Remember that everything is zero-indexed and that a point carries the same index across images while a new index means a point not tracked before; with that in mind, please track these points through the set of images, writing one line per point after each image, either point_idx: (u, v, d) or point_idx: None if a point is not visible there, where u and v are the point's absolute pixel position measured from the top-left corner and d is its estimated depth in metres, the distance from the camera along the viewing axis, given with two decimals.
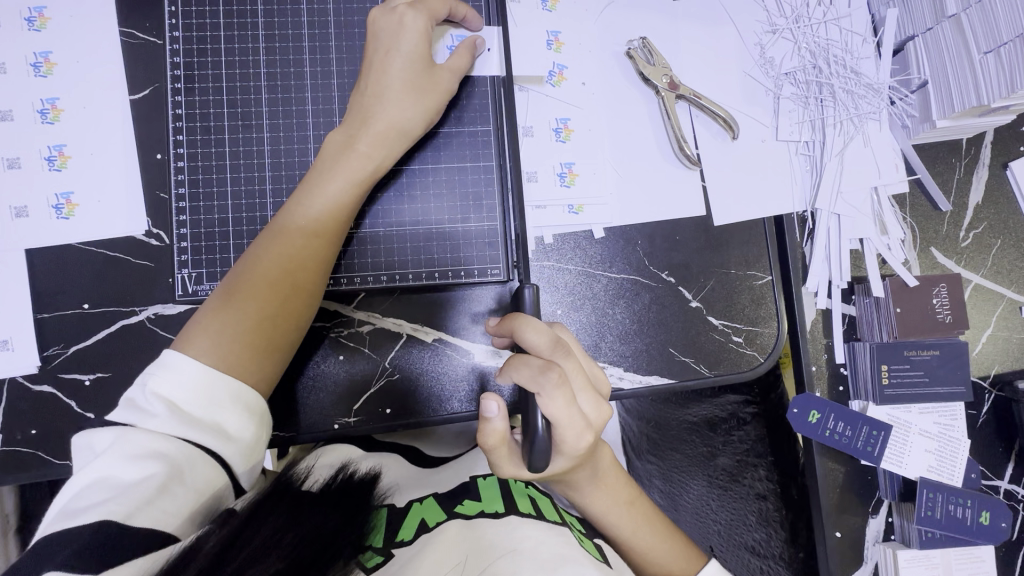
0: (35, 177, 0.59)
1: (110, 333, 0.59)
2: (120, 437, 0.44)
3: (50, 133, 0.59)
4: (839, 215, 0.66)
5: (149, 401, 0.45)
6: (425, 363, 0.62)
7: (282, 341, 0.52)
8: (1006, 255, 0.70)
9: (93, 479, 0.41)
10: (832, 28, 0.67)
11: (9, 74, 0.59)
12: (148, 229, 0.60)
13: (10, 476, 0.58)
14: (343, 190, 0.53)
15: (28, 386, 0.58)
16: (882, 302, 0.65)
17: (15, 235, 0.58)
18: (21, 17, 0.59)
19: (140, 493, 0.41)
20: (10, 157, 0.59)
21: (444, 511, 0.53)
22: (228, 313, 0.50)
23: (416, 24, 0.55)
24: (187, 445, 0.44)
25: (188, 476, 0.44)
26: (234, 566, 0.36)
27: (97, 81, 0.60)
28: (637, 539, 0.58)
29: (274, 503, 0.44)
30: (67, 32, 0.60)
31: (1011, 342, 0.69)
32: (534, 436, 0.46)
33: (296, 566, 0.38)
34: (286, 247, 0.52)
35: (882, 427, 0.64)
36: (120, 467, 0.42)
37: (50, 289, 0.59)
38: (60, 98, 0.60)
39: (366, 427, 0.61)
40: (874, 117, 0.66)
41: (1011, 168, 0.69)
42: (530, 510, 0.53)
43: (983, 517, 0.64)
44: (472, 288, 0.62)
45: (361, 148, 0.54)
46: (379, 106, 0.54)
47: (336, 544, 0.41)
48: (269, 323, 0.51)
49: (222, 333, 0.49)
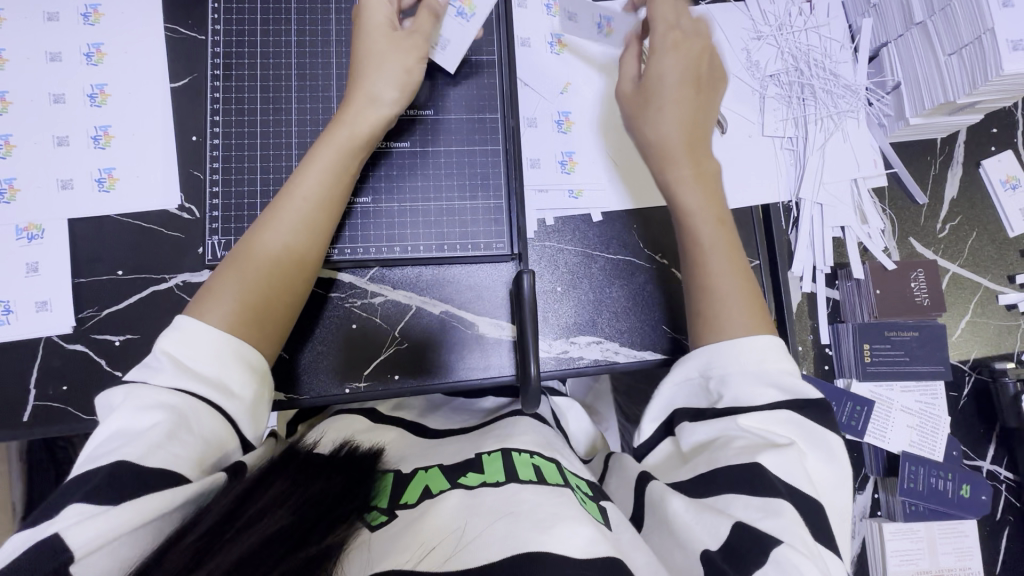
0: (81, 154, 0.64)
1: (141, 297, 0.64)
2: (132, 393, 0.44)
3: (97, 114, 0.65)
4: (821, 204, 0.71)
5: (156, 359, 0.47)
6: (431, 332, 0.66)
7: (284, 310, 0.54)
8: (981, 247, 0.74)
9: (110, 429, 0.42)
10: (813, 35, 0.73)
11: (64, 62, 0.65)
12: (181, 203, 0.65)
13: (40, 429, 0.61)
14: (338, 160, 0.56)
15: (62, 345, 0.63)
16: (863, 285, 0.70)
17: (59, 206, 0.64)
18: (78, 13, 0.66)
19: (150, 438, 0.41)
20: (59, 135, 0.64)
21: (445, 480, 0.50)
22: (229, 283, 0.52)
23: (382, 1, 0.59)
24: (191, 396, 0.45)
25: (195, 424, 0.44)
26: (241, 523, 0.38)
27: (142, 70, 0.66)
28: (715, 257, 0.57)
29: (284, 464, 0.45)
30: (118, 26, 0.66)
31: (989, 328, 0.73)
32: (527, 363, 0.57)
33: (298, 525, 0.40)
34: (279, 232, 0.54)
35: (864, 401, 0.68)
36: (133, 416, 0.43)
37: (88, 256, 0.64)
38: (108, 84, 0.66)
39: (374, 391, 0.64)
40: (853, 115, 0.72)
41: (984, 165, 0.74)
42: (532, 477, 0.49)
43: (963, 490, 0.67)
44: (479, 264, 0.67)
45: (354, 119, 0.57)
46: (372, 76, 0.57)
47: (337, 511, 0.43)
48: (269, 291, 0.53)
49: (223, 319, 0.50)
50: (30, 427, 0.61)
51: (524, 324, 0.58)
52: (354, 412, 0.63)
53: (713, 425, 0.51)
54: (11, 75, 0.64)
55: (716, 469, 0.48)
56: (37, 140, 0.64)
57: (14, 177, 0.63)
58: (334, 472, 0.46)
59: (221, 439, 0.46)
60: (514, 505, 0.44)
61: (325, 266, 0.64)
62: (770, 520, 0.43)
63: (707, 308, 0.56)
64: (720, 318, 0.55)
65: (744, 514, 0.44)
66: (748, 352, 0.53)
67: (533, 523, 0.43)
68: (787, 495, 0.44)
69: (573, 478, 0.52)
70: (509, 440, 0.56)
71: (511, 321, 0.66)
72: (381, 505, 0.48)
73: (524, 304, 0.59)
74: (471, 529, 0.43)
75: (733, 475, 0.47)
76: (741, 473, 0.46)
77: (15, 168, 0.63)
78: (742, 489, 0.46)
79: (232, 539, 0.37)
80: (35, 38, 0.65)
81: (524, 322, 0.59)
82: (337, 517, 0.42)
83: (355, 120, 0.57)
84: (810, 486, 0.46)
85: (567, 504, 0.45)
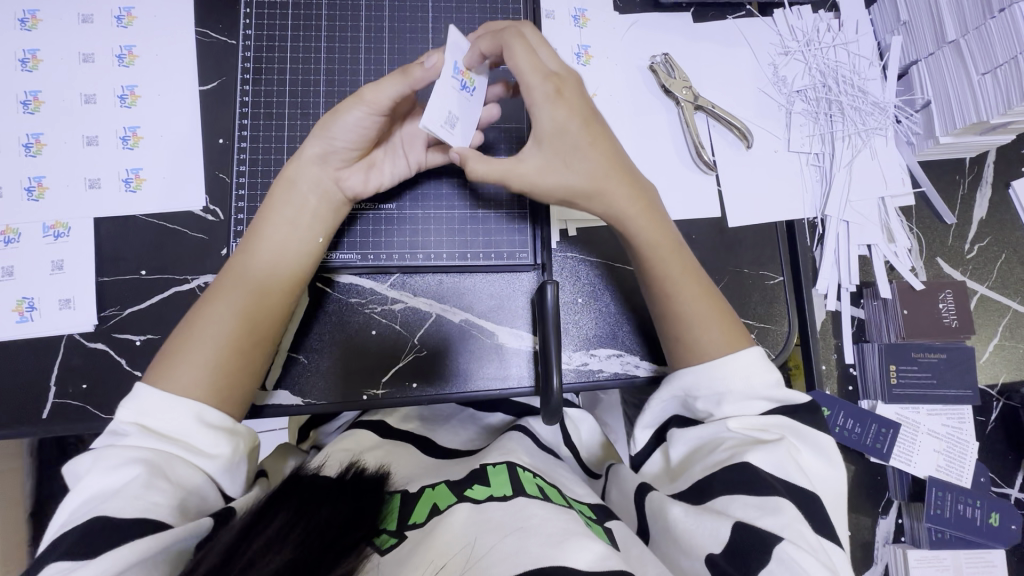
0: (110, 154, 0.65)
1: (163, 297, 0.64)
2: (101, 457, 0.43)
3: (126, 115, 0.66)
4: (848, 221, 0.70)
5: (121, 425, 0.46)
6: (451, 340, 0.66)
7: (254, 360, 0.53)
8: (1011, 269, 0.73)
9: (87, 494, 0.41)
10: (841, 52, 0.73)
11: (97, 63, 0.66)
12: (205, 205, 0.66)
13: (59, 426, 0.61)
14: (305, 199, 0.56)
15: (84, 343, 0.63)
16: (890, 304, 0.69)
17: (86, 206, 0.64)
18: (112, 15, 0.67)
19: (127, 491, 0.40)
20: (89, 135, 0.65)
21: (452, 494, 0.51)
22: (198, 333, 0.51)
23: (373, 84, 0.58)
24: (162, 450, 0.44)
25: (170, 472, 0.43)
26: (244, 559, 0.37)
27: (172, 73, 0.67)
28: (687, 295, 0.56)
29: (284, 500, 0.44)
30: (151, 29, 0.67)
31: (1018, 352, 0.71)
32: (551, 373, 0.57)
33: (304, 557, 0.37)
34: (251, 272, 0.54)
35: (892, 423, 0.66)
36: (109, 477, 0.41)
37: (112, 255, 0.64)
38: (139, 86, 0.66)
39: (392, 399, 0.64)
40: (881, 133, 0.71)
41: (1014, 186, 0.73)
42: (537, 493, 0.50)
43: (993, 518, 0.65)
44: (501, 274, 0.66)
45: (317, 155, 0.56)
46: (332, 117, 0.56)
47: (345, 537, 0.40)
48: (243, 337, 0.52)
49: (189, 376, 0.48)
50: (49, 425, 0.61)
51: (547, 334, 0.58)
52: (364, 431, 0.65)
53: (703, 432, 0.51)
54: (46, 76, 0.65)
55: (708, 475, 0.48)
56: (67, 139, 0.65)
57: (43, 176, 0.64)
58: (337, 501, 0.44)
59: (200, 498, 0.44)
60: (525, 520, 0.45)
61: (347, 270, 0.64)
62: (768, 518, 0.43)
63: (683, 334, 0.56)
64: (700, 342, 0.55)
65: (743, 513, 0.44)
66: (729, 370, 0.52)
67: (546, 538, 0.43)
68: (784, 492, 0.44)
69: (576, 503, 0.52)
70: (514, 454, 0.57)
71: (532, 330, 0.66)
72: (391, 528, 0.48)
73: (546, 313, 0.59)
74: (484, 543, 0.43)
75: (725, 477, 0.47)
76: (733, 474, 0.46)
77: (44, 167, 0.64)
78: (735, 489, 0.46)
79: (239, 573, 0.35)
80: (69, 40, 0.66)
81: (547, 332, 0.58)
82: (345, 544, 0.40)
83: (309, 167, 0.56)
84: (806, 482, 0.46)
85: (570, 519, 0.46)
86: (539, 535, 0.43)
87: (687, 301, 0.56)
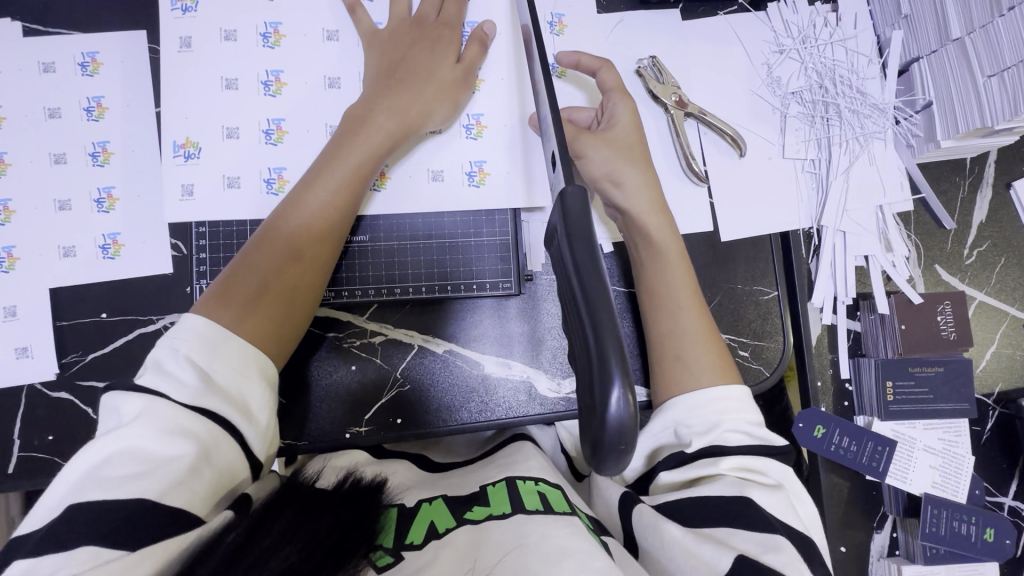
0: (454, 142, 0.62)
1: (127, 340, 0.60)
2: (151, 408, 0.42)
3: (100, 175, 0.61)
4: (845, 232, 0.67)
5: (181, 367, 0.44)
6: (433, 371, 0.63)
7: (314, 267, 0.54)
8: (1010, 273, 0.71)
9: (118, 446, 0.40)
10: (838, 49, 0.68)
11: (64, 118, 0.61)
12: (168, 240, 0.61)
13: (24, 482, 0.58)
14: (318, 214, 0.54)
15: (46, 393, 0.59)
16: (887, 319, 0.67)
17: (45, 268, 0.60)
18: (75, 62, 0.61)
19: (175, 470, 0.40)
20: (66, 245, 0.60)
21: (453, 517, 0.49)
22: (261, 263, 0.52)
23: (373, 137, 0.56)
24: (213, 424, 0.43)
25: (215, 456, 0.43)
26: (247, 563, 0.35)
27: (143, 126, 0.62)
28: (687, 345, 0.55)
29: (292, 497, 0.43)
30: (119, 77, 0.62)
31: (1014, 358, 0.70)
32: None
33: (307, 562, 0.36)
34: (296, 223, 0.53)
35: (887, 441, 0.65)
36: (151, 439, 0.41)
37: (69, 297, 0.60)
38: (487, 162, 0.63)
39: (376, 436, 0.61)
40: (880, 136, 0.67)
41: (1015, 187, 0.71)
42: (537, 505, 0.48)
43: (987, 534, 0.65)
44: (482, 301, 0.64)
45: (326, 204, 0.54)
46: (285, 225, 0.53)
47: (348, 545, 0.39)
48: (295, 249, 0.53)
49: (245, 285, 0.50)
50: (15, 480, 0.58)
51: (602, 352, 0.27)
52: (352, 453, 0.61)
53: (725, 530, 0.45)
54: (10, 135, 0.60)
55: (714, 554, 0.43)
56: (38, 205, 0.60)
57: (13, 246, 0.59)
58: (339, 508, 0.42)
59: (241, 454, 0.45)
60: (524, 535, 0.44)
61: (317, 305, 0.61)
62: (772, 555, 0.42)
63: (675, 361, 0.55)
64: (691, 364, 0.54)
65: (746, 546, 0.43)
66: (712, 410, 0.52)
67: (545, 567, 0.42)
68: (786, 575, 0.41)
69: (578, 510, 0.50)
70: (515, 468, 0.55)
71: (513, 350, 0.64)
72: (387, 544, 0.45)
73: (559, 236, 0.32)
74: (486, 560, 0.43)
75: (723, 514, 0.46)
76: (729, 507, 0.46)
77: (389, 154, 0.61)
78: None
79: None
80: (358, 28, 0.61)
81: (601, 353, 0.27)
82: (352, 550, 0.38)
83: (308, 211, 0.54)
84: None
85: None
86: (537, 553, 0.43)
87: (687, 320, 0.56)
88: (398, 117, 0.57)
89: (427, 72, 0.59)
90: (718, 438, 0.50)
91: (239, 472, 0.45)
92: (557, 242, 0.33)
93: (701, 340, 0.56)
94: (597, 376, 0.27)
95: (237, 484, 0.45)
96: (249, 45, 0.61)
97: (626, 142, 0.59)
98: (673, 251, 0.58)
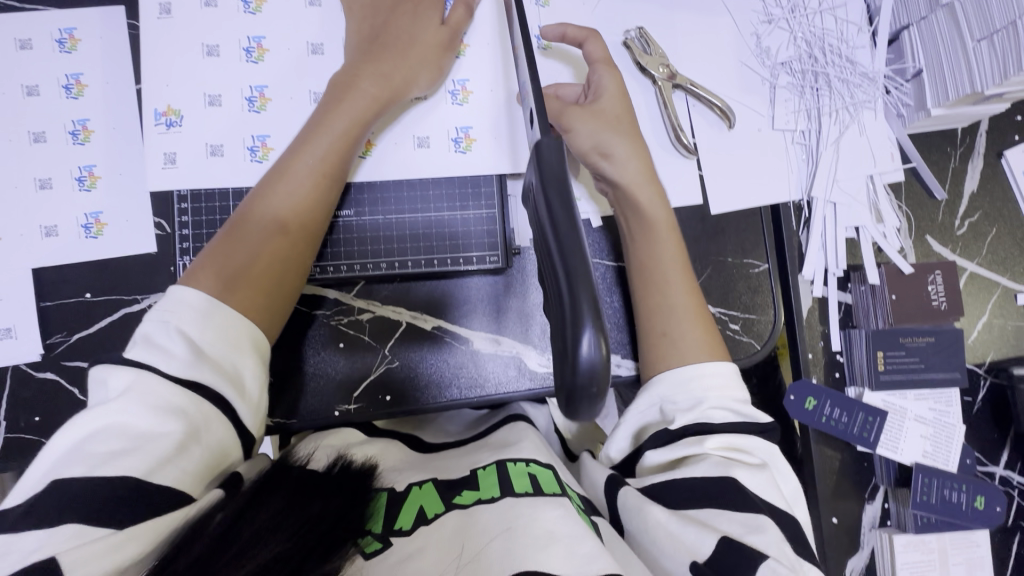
0: (440, 109, 0.62)
1: (112, 320, 0.60)
2: (139, 383, 0.41)
3: (81, 153, 0.60)
4: (835, 203, 0.66)
5: (171, 342, 0.44)
6: (423, 348, 0.63)
7: (302, 236, 0.53)
8: (1001, 243, 0.71)
9: (104, 422, 0.39)
10: (828, 18, 0.67)
11: (42, 96, 0.60)
12: (150, 218, 0.61)
13: (11, 463, 0.58)
14: (306, 182, 0.53)
15: (31, 374, 0.59)
16: (877, 290, 0.66)
17: (28, 248, 0.59)
18: (53, 39, 0.60)
19: (163, 448, 0.39)
20: (48, 225, 0.59)
21: (441, 502, 0.48)
22: (248, 232, 0.51)
23: (358, 104, 0.55)
24: (204, 403, 0.42)
25: (205, 435, 0.42)
26: (232, 553, 0.34)
27: (122, 103, 0.61)
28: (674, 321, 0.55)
29: (281, 479, 0.42)
30: (97, 54, 0.61)
31: (1006, 329, 0.70)
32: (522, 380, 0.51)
33: (293, 554, 0.35)
34: (282, 193, 0.52)
35: (878, 412, 0.65)
36: (139, 416, 0.40)
37: (52, 277, 0.60)
38: (473, 128, 0.62)
39: (366, 413, 0.61)
40: (870, 106, 0.67)
41: (1006, 156, 0.70)
42: (528, 488, 0.48)
43: (978, 501, 0.66)
44: (471, 276, 0.64)
45: (311, 171, 0.53)
46: (272, 195, 0.52)
47: (335, 534, 0.38)
48: (281, 219, 0.52)
49: (234, 256, 0.50)
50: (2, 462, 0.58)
51: (576, 308, 0.28)
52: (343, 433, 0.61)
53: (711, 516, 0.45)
54: None
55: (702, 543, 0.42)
56: (18, 184, 0.59)
57: None
58: (329, 492, 0.42)
59: (232, 434, 0.44)
60: (511, 521, 0.44)
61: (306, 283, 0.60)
62: (756, 536, 0.42)
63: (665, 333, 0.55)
64: (678, 340, 0.54)
65: (730, 528, 0.43)
66: (700, 379, 0.52)
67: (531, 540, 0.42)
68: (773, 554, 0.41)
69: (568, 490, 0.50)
70: (505, 451, 0.54)
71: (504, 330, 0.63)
72: (376, 530, 0.45)
73: (535, 197, 0.32)
74: (473, 545, 0.43)
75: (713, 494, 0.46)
76: (717, 488, 0.46)
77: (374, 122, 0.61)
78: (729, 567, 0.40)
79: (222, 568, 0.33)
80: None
81: (576, 307, 0.28)
82: (338, 538, 0.38)
83: (294, 179, 0.53)
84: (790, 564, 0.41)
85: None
86: (523, 537, 0.42)
87: (674, 296, 0.56)
88: (383, 83, 0.56)
89: (410, 38, 0.58)
90: (702, 415, 0.50)
91: (230, 453, 0.44)
92: (534, 199, 0.33)
93: (691, 318, 0.55)
94: (568, 326, 0.28)
95: (227, 464, 0.44)
96: (229, 20, 0.60)
97: (614, 114, 0.59)
98: (665, 227, 0.57)
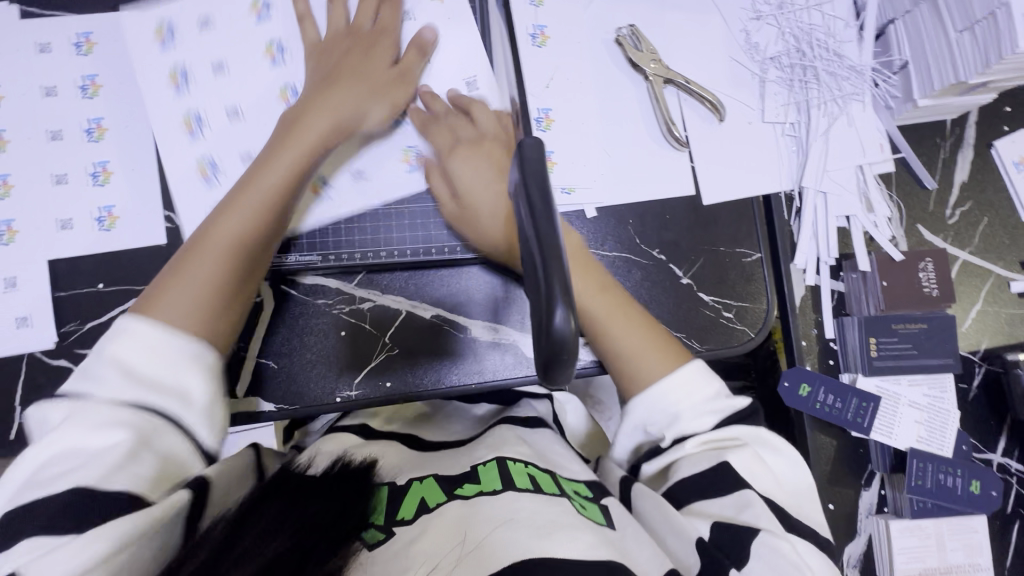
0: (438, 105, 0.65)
1: (123, 309, 0.62)
2: (76, 410, 0.42)
3: (95, 150, 0.63)
4: (825, 193, 0.68)
5: (106, 367, 0.44)
6: (422, 336, 0.64)
7: (245, 283, 0.52)
8: (994, 232, 0.71)
9: (56, 448, 0.40)
10: (815, 14, 0.69)
11: (59, 96, 0.63)
12: (160, 211, 0.63)
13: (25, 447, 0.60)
14: (248, 207, 0.53)
15: (46, 361, 0.61)
16: (869, 277, 0.68)
17: (43, 240, 0.62)
18: (70, 43, 0.63)
19: (112, 459, 0.40)
20: (63, 219, 0.62)
21: (444, 492, 0.48)
22: (189, 270, 0.50)
23: (320, 127, 0.58)
24: (152, 414, 0.43)
25: (157, 441, 0.43)
26: (238, 551, 0.34)
27: (134, 101, 0.64)
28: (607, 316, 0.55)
29: (277, 489, 0.42)
30: (113, 56, 0.64)
31: (1000, 317, 0.71)
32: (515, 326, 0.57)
33: (299, 546, 0.35)
34: (230, 226, 0.52)
35: (871, 398, 0.66)
36: (85, 436, 0.41)
37: (66, 269, 0.62)
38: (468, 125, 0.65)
39: (367, 399, 0.62)
40: (858, 98, 0.68)
41: (996, 146, 0.71)
42: (528, 486, 0.48)
43: (974, 486, 0.66)
44: (469, 266, 0.65)
45: (252, 205, 0.53)
46: (216, 227, 0.52)
47: (342, 526, 0.38)
48: (232, 247, 0.51)
49: (177, 311, 0.48)
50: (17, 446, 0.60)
51: (550, 287, 0.29)
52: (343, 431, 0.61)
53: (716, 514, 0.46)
54: (8, 113, 0.62)
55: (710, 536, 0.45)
56: (35, 179, 0.62)
57: (12, 219, 0.61)
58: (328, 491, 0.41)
59: (189, 443, 0.45)
60: (513, 512, 0.44)
61: (309, 272, 0.63)
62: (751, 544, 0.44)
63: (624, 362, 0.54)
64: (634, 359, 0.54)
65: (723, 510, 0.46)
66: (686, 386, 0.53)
67: (534, 529, 0.43)
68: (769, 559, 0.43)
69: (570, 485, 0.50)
70: (506, 447, 0.55)
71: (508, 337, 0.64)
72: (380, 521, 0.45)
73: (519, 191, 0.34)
74: (474, 534, 0.43)
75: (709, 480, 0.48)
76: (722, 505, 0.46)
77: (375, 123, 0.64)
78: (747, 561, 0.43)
79: (236, 558, 0.34)
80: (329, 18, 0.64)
81: (550, 286, 0.30)
82: (342, 533, 0.37)
83: (231, 218, 0.52)
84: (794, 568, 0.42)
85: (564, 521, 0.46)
86: (527, 527, 0.43)
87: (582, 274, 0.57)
88: (328, 127, 0.59)
89: (363, 71, 0.62)
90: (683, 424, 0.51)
91: (186, 461, 0.44)
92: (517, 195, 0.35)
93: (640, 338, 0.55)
94: (544, 300, 0.30)
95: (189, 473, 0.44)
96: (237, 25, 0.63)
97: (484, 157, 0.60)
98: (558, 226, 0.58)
